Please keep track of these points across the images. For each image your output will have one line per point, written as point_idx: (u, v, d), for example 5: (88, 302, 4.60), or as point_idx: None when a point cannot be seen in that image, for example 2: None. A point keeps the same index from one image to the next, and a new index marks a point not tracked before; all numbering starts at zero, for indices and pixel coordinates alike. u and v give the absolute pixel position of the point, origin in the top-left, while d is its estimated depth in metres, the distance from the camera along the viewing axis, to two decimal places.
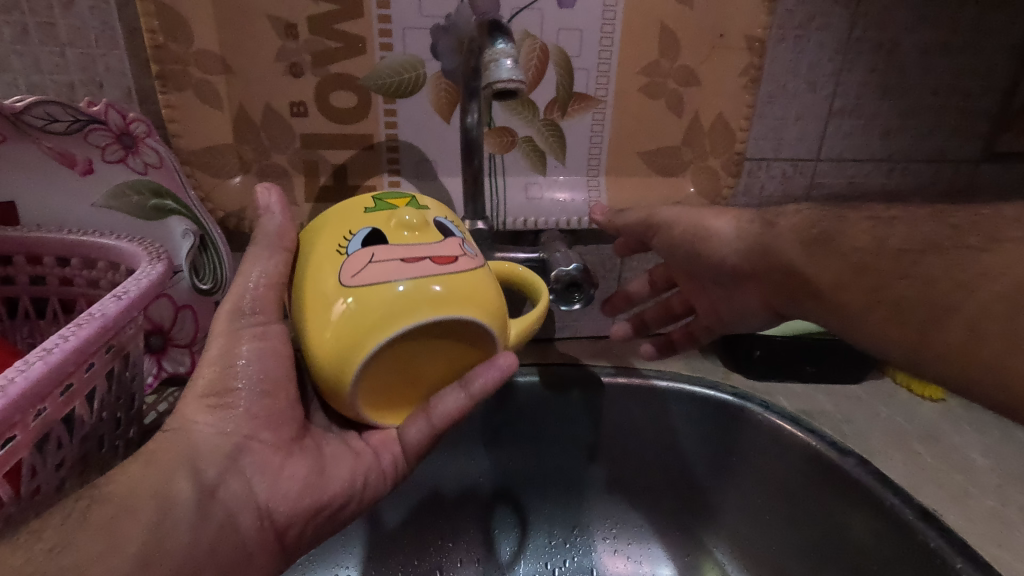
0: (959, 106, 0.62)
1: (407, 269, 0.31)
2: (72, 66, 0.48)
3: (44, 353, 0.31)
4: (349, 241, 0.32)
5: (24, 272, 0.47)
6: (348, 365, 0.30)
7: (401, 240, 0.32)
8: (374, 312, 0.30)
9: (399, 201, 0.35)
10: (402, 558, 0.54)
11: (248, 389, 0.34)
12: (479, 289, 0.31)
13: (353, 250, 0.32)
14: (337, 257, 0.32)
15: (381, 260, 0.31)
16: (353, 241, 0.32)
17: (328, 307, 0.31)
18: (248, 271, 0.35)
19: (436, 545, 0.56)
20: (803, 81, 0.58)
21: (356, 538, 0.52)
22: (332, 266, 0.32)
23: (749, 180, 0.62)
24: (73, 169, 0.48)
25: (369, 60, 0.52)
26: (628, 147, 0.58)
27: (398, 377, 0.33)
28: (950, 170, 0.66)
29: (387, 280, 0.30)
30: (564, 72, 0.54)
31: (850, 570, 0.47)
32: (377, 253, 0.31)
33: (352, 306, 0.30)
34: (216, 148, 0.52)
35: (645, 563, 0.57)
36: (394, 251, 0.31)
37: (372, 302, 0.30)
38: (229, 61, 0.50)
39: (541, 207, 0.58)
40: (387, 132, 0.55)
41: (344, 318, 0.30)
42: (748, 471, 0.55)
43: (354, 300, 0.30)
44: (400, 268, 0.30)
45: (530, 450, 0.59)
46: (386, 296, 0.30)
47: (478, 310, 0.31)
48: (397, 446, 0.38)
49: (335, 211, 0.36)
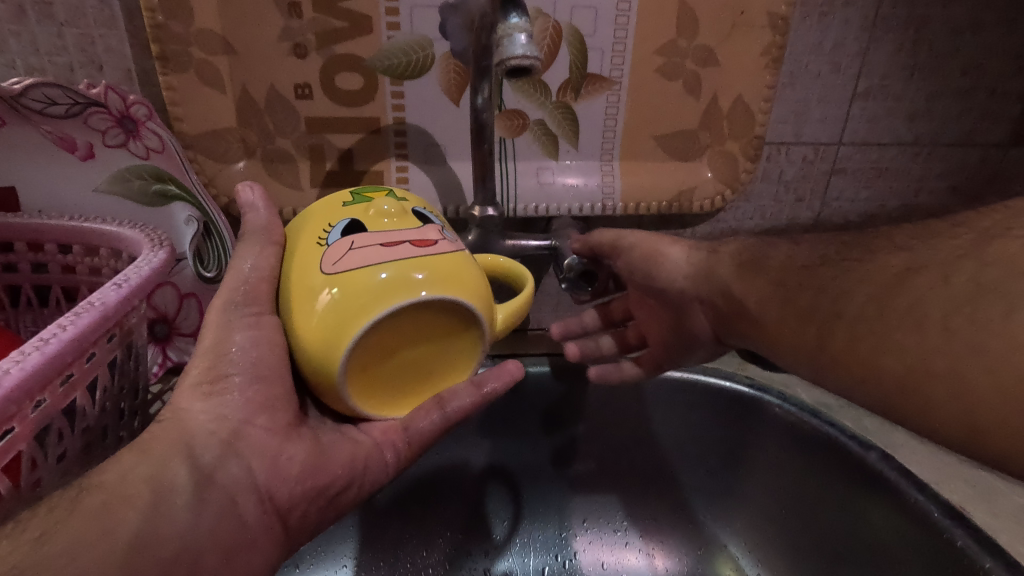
0: (989, 88, 0.60)
1: (389, 255, 0.30)
2: (71, 47, 0.47)
3: (40, 343, 0.30)
4: (329, 232, 0.32)
5: (25, 259, 0.46)
6: (334, 357, 0.30)
7: (380, 227, 0.32)
8: (358, 301, 0.29)
9: (377, 193, 0.35)
10: (412, 546, 0.54)
11: (244, 380, 0.33)
12: (462, 273, 0.31)
13: (334, 239, 0.31)
14: (319, 248, 0.31)
15: (361, 248, 0.30)
16: (333, 233, 0.32)
17: (313, 298, 0.30)
18: (238, 263, 0.34)
19: (446, 535, 0.55)
20: (826, 61, 0.56)
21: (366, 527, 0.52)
22: (313, 256, 0.31)
23: (768, 164, 0.60)
24: (74, 154, 0.47)
25: (376, 40, 0.50)
26: (643, 130, 0.56)
27: (387, 368, 0.32)
28: (978, 155, 0.63)
29: (370, 267, 0.30)
30: (578, 52, 0.52)
31: (871, 567, 0.46)
32: (356, 241, 0.31)
33: (337, 296, 0.29)
34: (219, 132, 0.51)
35: (658, 556, 0.56)
36: (374, 239, 0.31)
37: (357, 287, 0.29)
38: (231, 41, 0.48)
39: (552, 193, 0.56)
40: (394, 115, 0.53)
41: (329, 308, 0.29)
42: (765, 463, 0.54)
43: (337, 286, 0.30)
44: (381, 255, 0.30)
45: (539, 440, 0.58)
46: (370, 284, 0.29)
47: (463, 295, 0.31)
48: (399, 442, 0.37)
49: (315, 207, 0.35)
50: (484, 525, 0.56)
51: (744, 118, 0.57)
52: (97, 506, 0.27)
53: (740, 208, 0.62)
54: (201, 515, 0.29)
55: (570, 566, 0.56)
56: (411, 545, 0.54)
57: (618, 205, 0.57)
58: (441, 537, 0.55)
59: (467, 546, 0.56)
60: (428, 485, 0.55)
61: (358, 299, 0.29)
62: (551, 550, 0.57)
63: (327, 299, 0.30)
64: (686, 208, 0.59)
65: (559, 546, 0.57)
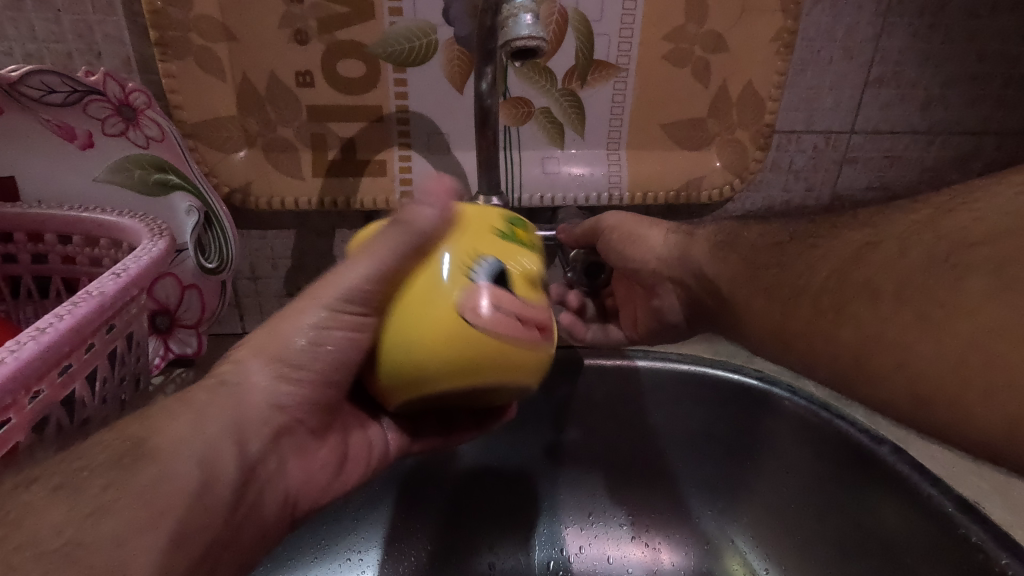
0: (1006, 74, 0.58)
1: (502, 324, 0.29)
2: (69, 34, 0.46)
3: (37, 332, 0.30)
4: (474, 265, 0.30)
5: (25, 249, 0.46)
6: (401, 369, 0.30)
7: (513, 289, 0.30)
8: (450, 347, 0.29)
9: (523, 232, 0.34)
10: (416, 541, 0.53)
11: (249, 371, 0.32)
12: (535, 365, 0.32)
13: (478, 280, 0.29)
14: (461, 281, 0.29)
15: (488, 305, 0.29)
16: (477, 268, 0.30)
17: (411, 312, 0.29)
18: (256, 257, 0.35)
19: (450, 528, 0.55)
20: (838, 47, 0.55)
21: (370, 521, 0.52)
22: (449, 286, 0.29)
23: (777, 154, 0.59)
24: (73, 143, 0.46)
25: (378, 26, 0.49)
26: (650, 118, 0.55)
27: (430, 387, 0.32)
28: (994, 144, 0.62)
29: (480, 328, 0.29)
30: (584, 38, 0.51)
31: (884, 563, 0.45)
32: (489, 294, 0.29)
33: (433, 332, 0.29)
34: (219, 120, 0.50)
35: (664, 551, 0.55)
36: (502, 298, 0.30)
37: (453, 341, 0.29)
38: (231, 27, 0.47)
39: (558, 183, 0.55)
40: (397, 103, 0.52)
41: (422, 333, 0.29)
42: (774, 458, 0.53)
43: (435, 320, 0.29)
44: (497, 323, 0.29)
45: (546, 434, 0.56)
46: (468, 338, 0.29)
47: (523, 381, 0.31)
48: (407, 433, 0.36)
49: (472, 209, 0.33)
50: (489, 518, 0.56)
51: (754, 105, 0.55)
52: (142, 487, 0.25)
53: (749, 198, 0.61)
54: (225, 506, 0.28)
55: (576, 559, 0.55)
56: (415, 539, 0.54)
57: (624, 195, 0.56)
58: (444, 530, 0.55)
59: (471, 538, 0.55)
60: (430, 478, 0.54)
61: (442, 342, 0.29)
62: (556, 543, 0.56)
63: (418, 317, 0.29)
64: (694, 198, 0.58)
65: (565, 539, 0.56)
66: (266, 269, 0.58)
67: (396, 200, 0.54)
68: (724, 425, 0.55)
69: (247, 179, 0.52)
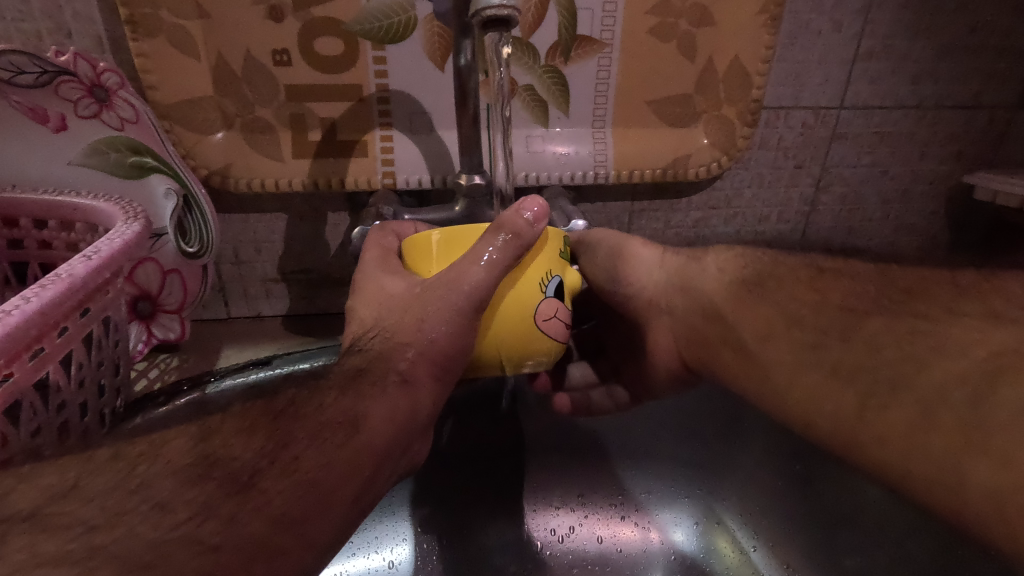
0: (998, 45, 0.57)
1: (552, 325, 0.34)
2: (37, 13, 0.45)
3: (2, 315, 0.29)
4: (548, 282, 0.34)
5: (1, 235, 0.45)
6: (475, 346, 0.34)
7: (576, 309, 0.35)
8: (511, 331, 0.33)
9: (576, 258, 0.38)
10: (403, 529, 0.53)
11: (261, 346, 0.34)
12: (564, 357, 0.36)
13: (550, 293, 0.34)
14: (537, 290, 0.33)
15: (550, 310, 0.34)
16: (550, 284, 0.34)
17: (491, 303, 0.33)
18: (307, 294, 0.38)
19: (440, 513, 0.54)
20: (827, 20, 0.54)
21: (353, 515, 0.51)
22: (526, 293, 0.33)
23: (766, 131, 0.58)
24: (45, 125, 0.44)
25: (354, 2, 0.48)
26: (636, 95, 0.54)
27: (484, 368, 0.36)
28: (985, 118, 0.61)
29: (535, 324, 0.33)
30: (566, 12, 0.50)
31: (868, 540, 0.46)
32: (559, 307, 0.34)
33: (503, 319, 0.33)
34: (196, 101, 0.49)
35: (653, 529, 0.56)
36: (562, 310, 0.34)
37: (522, 334, 0.33)
38: (204, 4, 0.46)
39: (542, 162, 0.54)
40: (377, 83, 0.51)
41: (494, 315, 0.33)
42: (762, 435, 0.52)
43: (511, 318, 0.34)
44: (550, 322, 0.34)
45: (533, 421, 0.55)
46: (524, 328, 0.33)
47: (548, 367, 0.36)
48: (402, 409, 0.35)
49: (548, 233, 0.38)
50: (478, 502, 0.56)
51: (742, 80, 0.54)
52: None
53: (738, 175, 0.60)
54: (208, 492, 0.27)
55: (568, 539, 0.55)
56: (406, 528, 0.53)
57: (610, 173, 0.55)
58: (438, 516, 0.54)
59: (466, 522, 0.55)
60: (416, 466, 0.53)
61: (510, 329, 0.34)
62: (545, 526, 0.56)
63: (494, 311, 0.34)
64: (681, 176, 0.57)
65: (555, 520, 0.56)
66: (250, 253, 0.57)
67: (378, 180, 0.53)
68: (713, 403, 0.54)
69: (227, 161, 0.51)
